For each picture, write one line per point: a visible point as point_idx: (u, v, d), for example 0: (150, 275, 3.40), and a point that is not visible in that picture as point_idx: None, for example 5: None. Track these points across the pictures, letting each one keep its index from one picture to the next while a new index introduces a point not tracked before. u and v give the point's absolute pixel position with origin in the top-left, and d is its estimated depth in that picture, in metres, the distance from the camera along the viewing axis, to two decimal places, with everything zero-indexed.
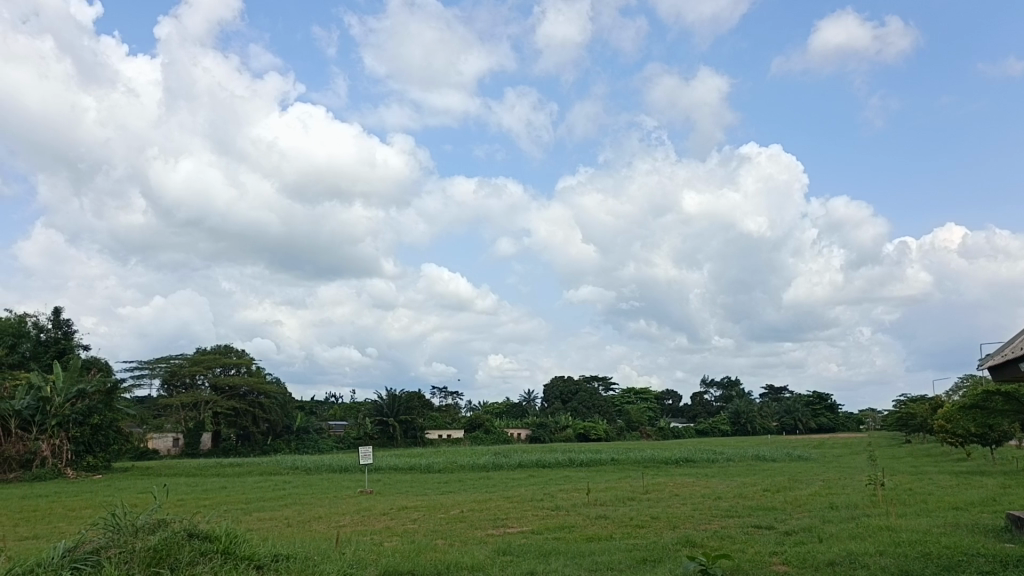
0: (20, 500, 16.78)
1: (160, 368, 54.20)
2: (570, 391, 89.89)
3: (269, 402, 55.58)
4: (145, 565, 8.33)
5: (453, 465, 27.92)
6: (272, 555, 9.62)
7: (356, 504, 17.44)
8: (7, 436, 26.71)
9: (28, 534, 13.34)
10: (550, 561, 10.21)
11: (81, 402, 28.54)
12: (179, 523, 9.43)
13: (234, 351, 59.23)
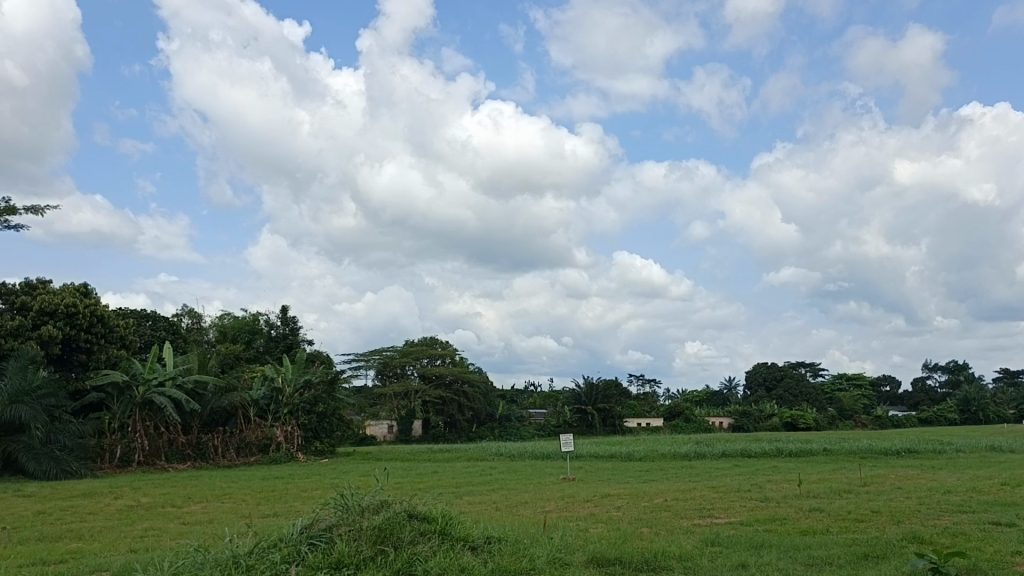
0: (260, 481, 18.61)
1: (374, 359, 58.30)
2: (774, 377, 86.30)
3: (473, 390, 57.87)
4: (371, 542, 8.99)
5: (654, 453, 27.67)
6: (484, 536, 10.04)
7: (560, 490, 17.77)
8: (247, 422, 29.45)
9: (268, 512, 14.73)
10: (762, 553, 9.89)
11: (309, 392, 31.12)
12: (400, 504, 10.02)
13: (439, 342, 62.10)
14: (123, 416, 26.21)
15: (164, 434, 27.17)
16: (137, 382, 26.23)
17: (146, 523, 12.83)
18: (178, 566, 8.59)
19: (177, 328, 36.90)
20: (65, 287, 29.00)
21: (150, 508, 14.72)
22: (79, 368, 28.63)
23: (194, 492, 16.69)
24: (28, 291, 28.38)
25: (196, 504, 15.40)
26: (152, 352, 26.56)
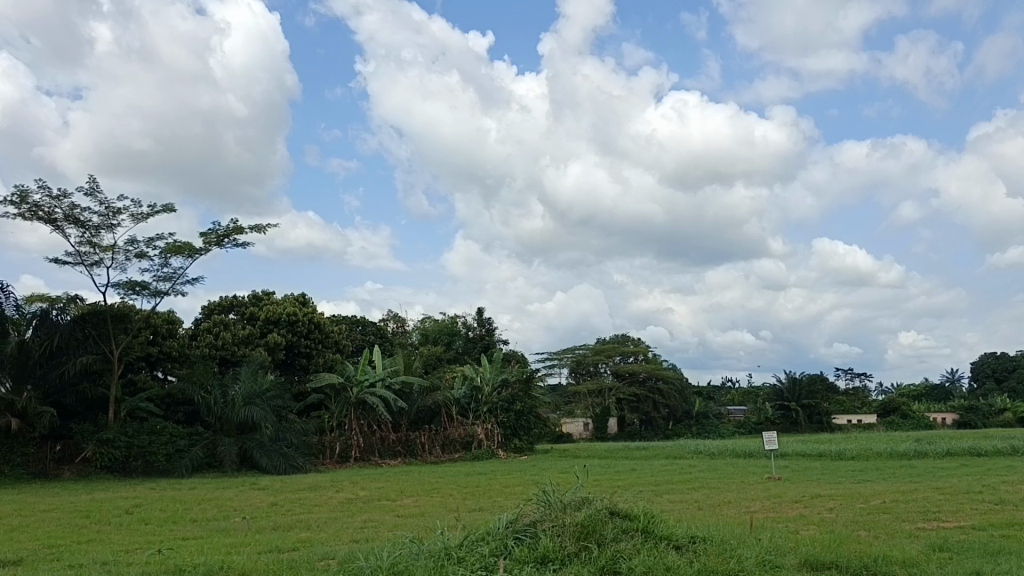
0: (466, 477, 19.36)
1: (567, 357, 59.80)
2: (1006, 368, 78.17)
3: (669, 387, 56.80)
4: (575, 538, 9.11)
5: (868, 452, 25.92)
6: (689, 536, 9.86)
7: (765, 490, 17.06)
8: (451, 420, 30.75)
9: (474, 506, 15.31)
10: (999, 561, 9.00)
11: (506, 390, 32.14)
12: (601, 501, 10.05)
13: (631, 339, 61.92)
14: (340, 415, 28.41)
15: (377, 431, 28.77)
16: (351, 384, 28.56)
17: (364, 515, 13.77)
18: (397, 555, 9.23)
19: (384, 332, 39.30)
20: (287, 297, 31.82)
21: (368, 501, 15.78)
22: (301, 371, 31.09)
23: (406, 486, 17.66)
24: (256, 302, 31.43)
25: (408, 497, 16.32)
26: (363, 356, 28.65)
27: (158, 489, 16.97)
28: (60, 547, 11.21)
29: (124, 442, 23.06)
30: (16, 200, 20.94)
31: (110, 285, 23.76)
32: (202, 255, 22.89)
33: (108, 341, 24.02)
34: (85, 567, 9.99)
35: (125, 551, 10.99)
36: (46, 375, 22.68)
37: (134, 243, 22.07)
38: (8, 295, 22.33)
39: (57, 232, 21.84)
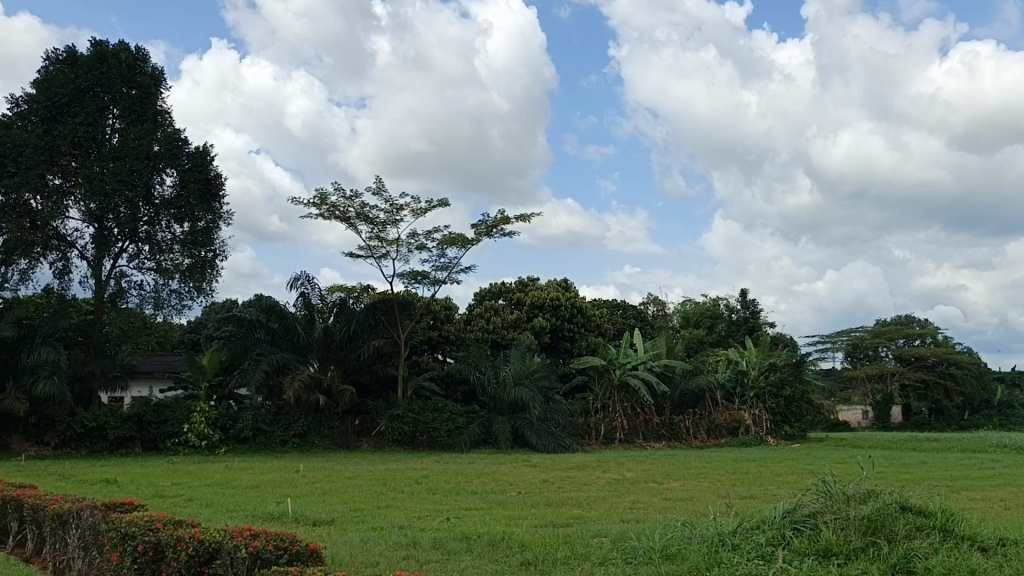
0: (734, 463, 18.90)
1: (842, 341, 56.45)
2: None
3: (963, 372, 51.20)
4: (861, 533, 8.54)
5: None
6: (996, 537, 8.89)
7: None
8: (716, 405, 30.18)
9: (746, 494, 14.87)
10: None
11: (775, 374, 30.66)
12: (890, 495, 9.32)
13: (916, 320, 56.82)
14: (604, 397, 28.93)
15: (640, 414, 28.97)
16: (614, 366, 28.96)
17: (632, 496, 13.90)
18: (669, 538, 9.27)
19: (644, 316, 39.40)
20: (551, 283, 32.96)
21: (635, 482, 15.99)
22: (566, 354, 32.13)
23: (672, 470, 17.61)
24: (522, 288, 32.86)
25: (676, 481, 16.23)
26: (625, 339, 28.93)
27: (440, 462, 18.43)
28: (363, 510, 12.56)
29: (412, 417, 25.34)
30: (317, 202, 23.65)
31: (395, 275, 26.07)
32: (473, 245, 24.32)
33: (395, 326, 26.42)
34: (385, 530, 11.12)
35: (418, 517, 12.06)
36: (347, 356, 25.37)
37: (415, 235, 24.00)
38: (314, 286, 25.30)
39: (350, 229, 24.37)
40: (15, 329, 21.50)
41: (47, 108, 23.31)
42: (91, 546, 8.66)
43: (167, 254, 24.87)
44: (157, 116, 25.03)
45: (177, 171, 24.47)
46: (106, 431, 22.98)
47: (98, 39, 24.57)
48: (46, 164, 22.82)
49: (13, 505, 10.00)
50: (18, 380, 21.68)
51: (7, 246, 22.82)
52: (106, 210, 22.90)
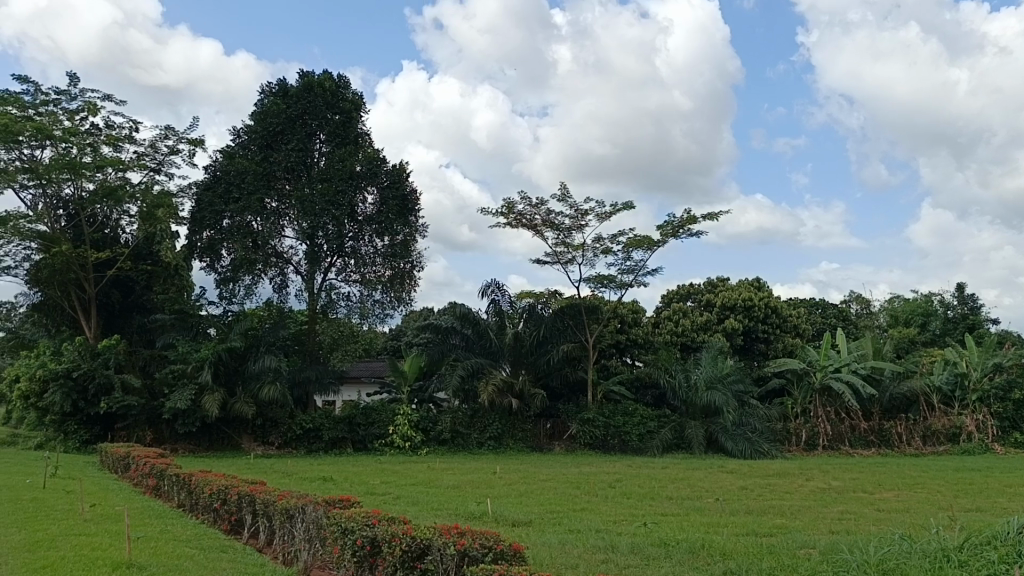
0: (954, 472, 17.38)
1: None
2: None
3: None
4: None
5: None
6: None
7: None
8: (932, 409, 27.90)
9: (972, 506, 13.63)
10: None
11: (1001, 376, 27.84)
12: None
13: None
14: (804, 401, 27.66)
15: (845, 420, 27.40)
16: (814, 368, 27.57)
17: (841, 506, 13.15)
18: (886, 552, 8.66)
19: (846, 315, 37.19)
20: (742, 282, 31.90)
21: (843, 491, 15.09)
22: (761, 356, 30.97)
23: (885, 479, 16.45)
24: (712, 289, 32.04)
25: (890, 491, 15.14)
26: (826, 340, 27.41)
27: (634, 466, 18.32)
28: (559, 513, 12.74)
29: (602, 421, 25.52)
30: (505, 211, 24.32)
31: (582, 279, 26.23)
32: (660, 247, 24.04)
33: (584, 330, 26.65)
34: (583, 533, 11.22)
35: (614, 521, 12.06)
36: (537, 360, 25.92)
37: (601, 240, 24.07)
38: (503, 292, 26.01)
39: (538, 236, 24.86)
40: (243, 340, 23.78)
41: (265, 137, 25.62)
42: (315, 539, 9.35)
43: (371, 266, 26.46)
44: (358, 138, 26.78)
45: (377, 188, 26.03)
46: (322, 432, 24.91)
47: (306, 70, 26.69)
48: (265, 189, 25.05)
49: (247, 500, 11.04)
50: (246, 386, 23.95)
51: (234, 264, 25.27)
52: (316, 228, 24.78)
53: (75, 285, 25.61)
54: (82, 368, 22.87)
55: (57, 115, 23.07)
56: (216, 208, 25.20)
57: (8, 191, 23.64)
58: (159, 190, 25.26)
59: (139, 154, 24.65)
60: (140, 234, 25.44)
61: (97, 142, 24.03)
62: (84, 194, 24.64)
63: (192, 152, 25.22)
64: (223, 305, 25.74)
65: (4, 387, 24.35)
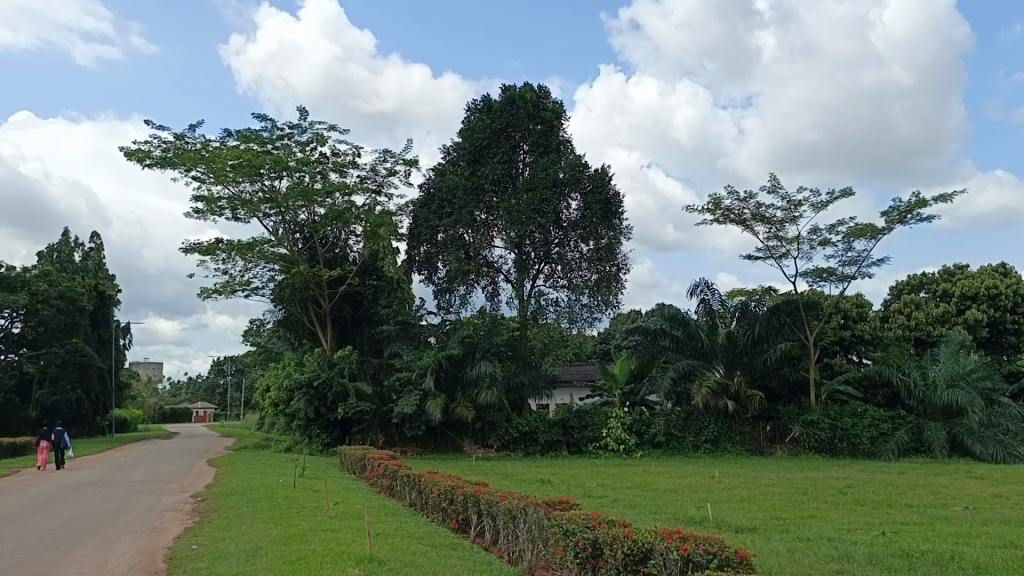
0: None
1: None
2: None
3: None
4: None
5: None
6: None
7: None
8: None
9: None
10: None
11: None
12: None
13: None
14: None
15: None
16: None
17: None
18: None
19: None
20: (984, 269, 28.87)
21: None
22: (1011, 350, 27.85)
23: None
24: (949, 278, 29.27)
25: None
26: None
27: (866, 471, 17.10)
28: (786, 519, 12.17)
29: (828, 424, 24.12)
30: (711, 207, 23.70)
31: (798, 274, 24.96)
32: (884, 235, 22.36)
33: (802, 327, 25.35)
34: (813, 541, 10.63)
35: (847, 530, 11.32)
36: (753, 361, 24.93)
37: (818, 230, 22.80)
38: (714, 291, 25.34)
39: (748, 231, 23.98)
40: (461, 347, 24.95)
41: (472, 153, 26.82)
42: (538, 539, 9.57)
43: (577, 271, 26.76)
44: (560, 145, 27.24)
45: (580, 194, 26.33)
46: (538, 436, 25.56)
47: (508, 84, 27.57)
48: (474, 202, 26.16)
49: (472, 500, 11.53)
50: (466, 391, 25.08)
51: (449, 275, 26.53)
52: (524, 237, 25.50)
53: (313, 301, 28.19)
54: (322, 377, 25.04)
55: (292, 147, 25.45)
56: (432, 223, 26.75)
57: (254, 219, 26.42)
58: (381, 210, 27.14)
59: (362, 178, 26.62)
60: (366, 252, 27.45)
61: (326, 169, 26.23)
62: (316, 217, 27.01)
63: (407, 172, 26.83)
64: (441, 314, 27.16)
65: (258, 395, 27.17)
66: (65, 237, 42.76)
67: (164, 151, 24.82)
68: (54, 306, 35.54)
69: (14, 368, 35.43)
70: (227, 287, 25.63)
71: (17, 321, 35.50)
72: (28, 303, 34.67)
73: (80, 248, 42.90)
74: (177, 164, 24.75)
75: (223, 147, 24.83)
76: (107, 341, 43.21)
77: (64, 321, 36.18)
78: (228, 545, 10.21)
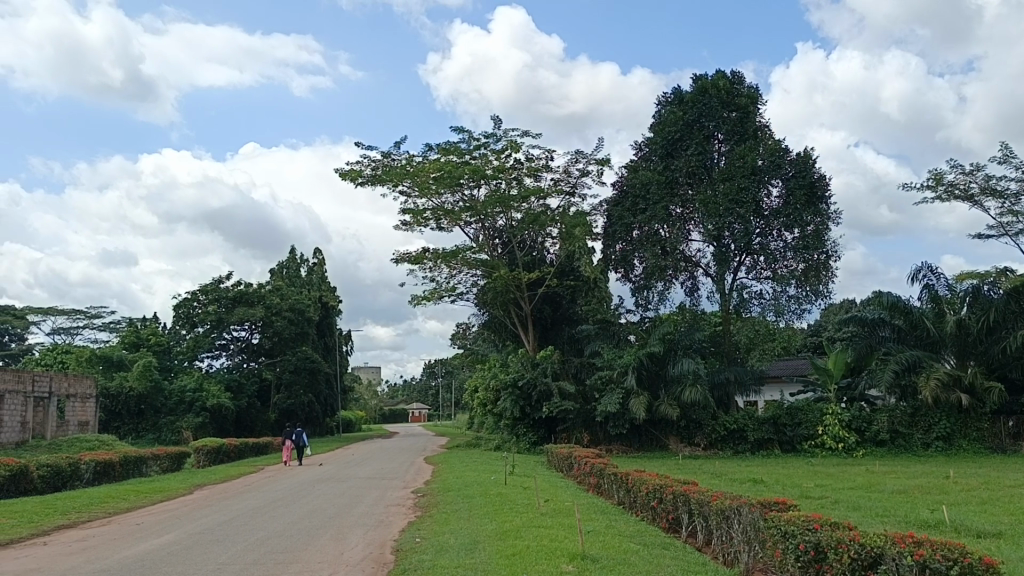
0: None
1: None
2: None
3: None
4: None
5: None
6: None
7: None
8: None
9: None
10: None
11: None
12: None
13: None
14: None
15: None
16: None
17: None
18: None
19: None
20: None
21: None
22: None
23: None
24: None
25: None
26: None
27: None
28: None
29: None
30: (932, 184, 21.81)
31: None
32: None
33: None
34: None
35: None
36: (990, 350, 22.66)
37: None
38: (939, 276, 23.33)
39: (977, 208, 21.85)
40: (662, 345, 24.62)
41: (665, 147, 26.45)
42: (754, 541, 9.27)
43: (782, 262, 25.57)
44: (758, 131, 26.13)
45: (782, 180, 25.18)
46: (748, 433, 24.76)
47: (700, 73, 26.87)
48: (669, 197, 25.82)
49: (683, 499, 11.34)
50: (669, 389, 24.76)
51: (647, 272, 26.29)
52: (723, 229, 24.81)
53: (514, 304, 29.08)
54: (526, 377, 25.74)
55: (488, 156, 26.29)
56: (626, 221, 26.66)
57: (456, 228, 27.61)
58: (575, 211, 27.42)
59: (556, 180, 27.03)
60: (562, 253, 27.79)
61: (521, 174, 26.87)
62: (514, 223, 27.77)
63: (601, 171, 26.91)
64: (641, 312, 27.00)
65: (467, 396, 28.35)
66: (292, 254, 46.91)
67: (374, 169, 26.51)
68: (286, 317, 39.12)
69: (256, 375, 39.49)
70: (434, 294, 26.95)
71: (256, 332, 39.43)
72: (265, 316, 38.39)
73: (305, 263, 46.88)
74: (385, 180, 26.36)
75: (425, 161, 26.14)
76: (331, 347, 46.85)
77: (295, 330, 39.69)
78: (448, 539, 10.74)
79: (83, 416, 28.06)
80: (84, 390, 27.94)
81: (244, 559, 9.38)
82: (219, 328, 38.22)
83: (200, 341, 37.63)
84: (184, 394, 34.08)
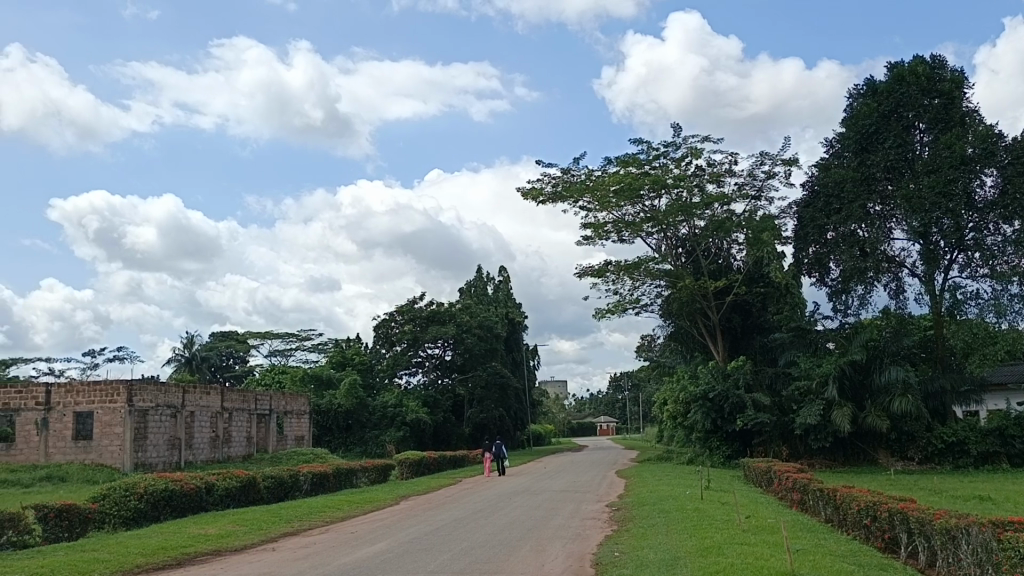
0: None
1: None
2: None
3: None
4: None
5: None
6: None
7: None
8: None
9: None
10: None
11: None
12: None
13: None
14: None
15: None
16: None
17: None
18: None
19: None
20: None
21: None
22: None
23: None
24: None
25: None
26: None
27: None
28: None
29: None
30: None
31: None
32: None
33: None
34: None
35: None
36: None
37: None
38: None
39: None
40: (865, 352, 23.20)
41: (859, 141, 24.97)
42: (986, 564, 8.45)
43: (1001, 258, 23.33)
44: (965, 117, 24.03)
45: (997, 169, 23.00)
46: (968, 446, 22.71)
47: (895, 61, 25.17)
48: (867, 194, 24.37)
49: (900, 518, 10.56)
50: (876, 399, 23.20)
51: (845, 275, 24.85)
52: (930, 225, 23.06)
53: (702, 314, 28.45)
54: (717, 388, 25.04)
55: (668, 165, 25.96)
56: (819, 222, 25.40)
57: (638, 239, 27.44)
58: (762, 214, 26.41)
59: (740, 185, 26.21)
60: (750, 259, 26.86)
61: (703, 181, 26.31)
62: (698, 231, 27.21)
63: (788, 172, 25.80)
64: (840, 317, 25.54)
65: (656, 409, 27.97)
66: (478, 272, 48.51)
67: (555, 186, 26.90)
68: (476, 334, 40.34)
69: (450, 391, 41.14)
70: (619, 306, 26.89)
71: (448, 350, 41.01)
72: (456, 333, 39.88)
73: (491, 281, 48.31)
74: (567, 197, 26.70)
75: (605, 175, 26.24)
76: (519, 362, 47.80)
77: (484, 347, 40.80)
78: (647, 554, 10.62)
79: (299, 431, 30.36)
80: (299, 407, 30.24)
81: (451, 568, 9.74)
82: (414, 346, 40.13)
83: (398, 359, 39.73)
84: (386, 410, 36.14)
